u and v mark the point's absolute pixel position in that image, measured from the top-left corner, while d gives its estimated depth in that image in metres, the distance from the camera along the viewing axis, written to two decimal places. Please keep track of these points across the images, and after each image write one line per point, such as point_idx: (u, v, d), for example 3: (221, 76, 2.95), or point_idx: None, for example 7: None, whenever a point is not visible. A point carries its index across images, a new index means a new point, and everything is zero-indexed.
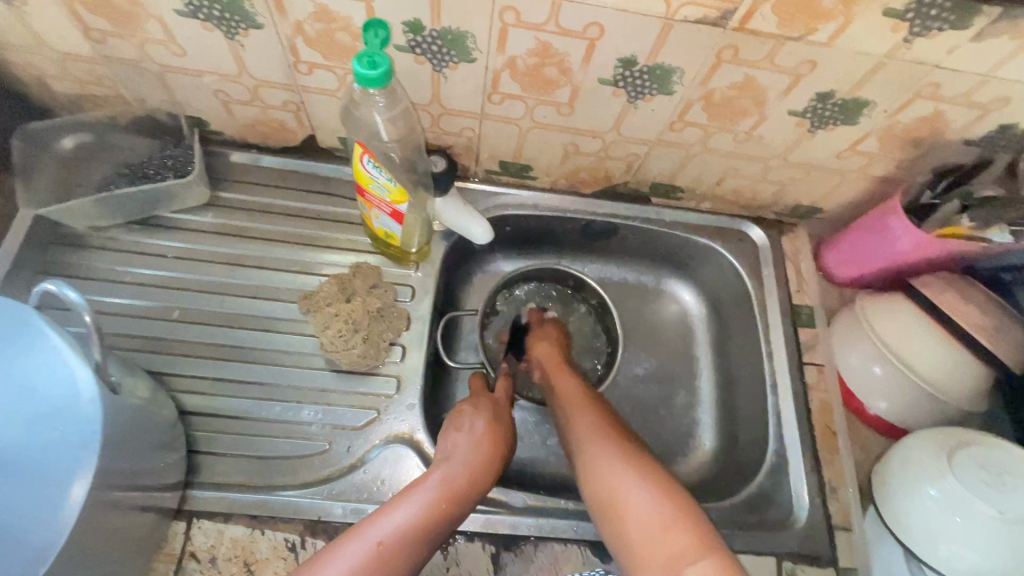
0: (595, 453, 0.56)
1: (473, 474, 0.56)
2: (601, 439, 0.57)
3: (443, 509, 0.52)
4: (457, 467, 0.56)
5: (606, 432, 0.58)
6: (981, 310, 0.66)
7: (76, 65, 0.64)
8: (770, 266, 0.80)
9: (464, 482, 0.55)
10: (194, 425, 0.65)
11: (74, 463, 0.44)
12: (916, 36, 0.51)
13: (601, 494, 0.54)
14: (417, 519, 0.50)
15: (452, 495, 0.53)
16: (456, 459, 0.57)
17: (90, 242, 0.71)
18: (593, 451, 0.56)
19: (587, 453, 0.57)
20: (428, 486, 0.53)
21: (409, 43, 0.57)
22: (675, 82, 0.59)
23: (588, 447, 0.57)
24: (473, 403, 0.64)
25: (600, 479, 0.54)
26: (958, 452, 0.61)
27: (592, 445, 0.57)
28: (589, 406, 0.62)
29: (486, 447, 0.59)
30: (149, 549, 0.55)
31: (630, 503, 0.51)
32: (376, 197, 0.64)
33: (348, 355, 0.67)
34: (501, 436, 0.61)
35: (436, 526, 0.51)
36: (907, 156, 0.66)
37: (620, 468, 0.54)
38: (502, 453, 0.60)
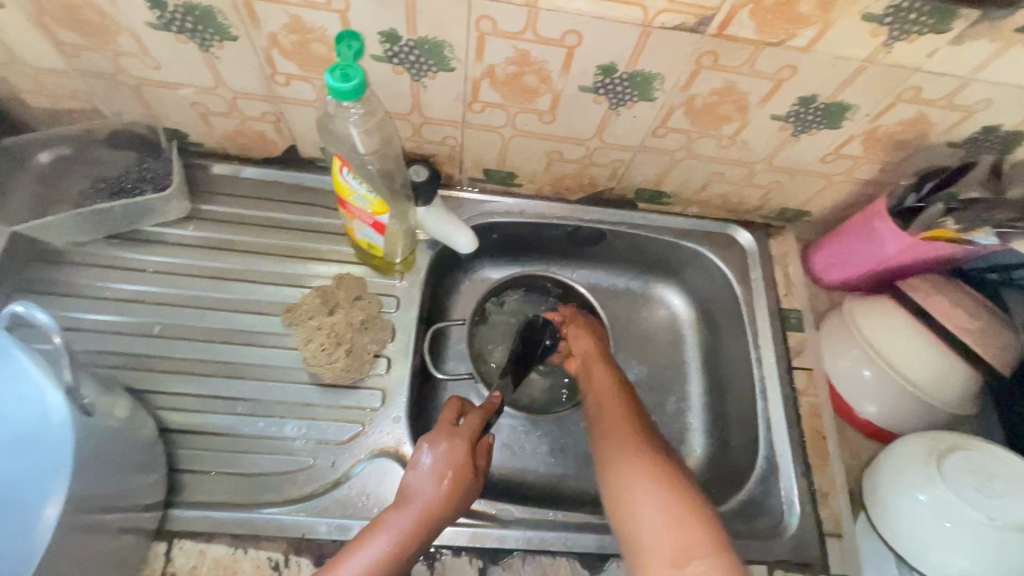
0: (618, 446, 0.58)
1: (428, 521, 0.55)
2: (626, 434, 0.60)
3: (394, 558, 0.52)
4: (410, 510, 0.55)
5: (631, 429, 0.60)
6: (970, 312, 0.66)
7: (50, 79, 0.63)
8: (757, 270, 0.80)
9: (410, 533, 0.53)
10: (177, 443, 0.64)
11: (43, 488, 0.43)
12: (896, 40, 0.50)
13: (616, 482, 0.55)
14: (378, 561, 0.51)
15: (402, 545, 0.52)
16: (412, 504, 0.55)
17: (69, 258, 0.70)
18: (620, 445, 0.59)
19: (611, 442, 0.60)
20: (381, 535, 0.53)
21: (386, 53, 0.56)
22: (656, 88, 0.58)
23: (615, 436, 0.60)
24: (433, 443, 0.60)
25: (620, 469, 0.56)
26: (949, 456, 0.60)
27: (617, 437, 0.60)
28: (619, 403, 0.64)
29: (435, 496, 0.56)
30: (129, 571, 0.54)
31: (642, 493, 0.53)
32: (357, 208, 0.64)
33: (326, 366, 0.66)
34: (455, 482, 0.57)
35: (396, 565, 0.52)
36: (891, 159, 0.66)
37: (642, 463, 0.55)
38: (454, 498, 0.57)
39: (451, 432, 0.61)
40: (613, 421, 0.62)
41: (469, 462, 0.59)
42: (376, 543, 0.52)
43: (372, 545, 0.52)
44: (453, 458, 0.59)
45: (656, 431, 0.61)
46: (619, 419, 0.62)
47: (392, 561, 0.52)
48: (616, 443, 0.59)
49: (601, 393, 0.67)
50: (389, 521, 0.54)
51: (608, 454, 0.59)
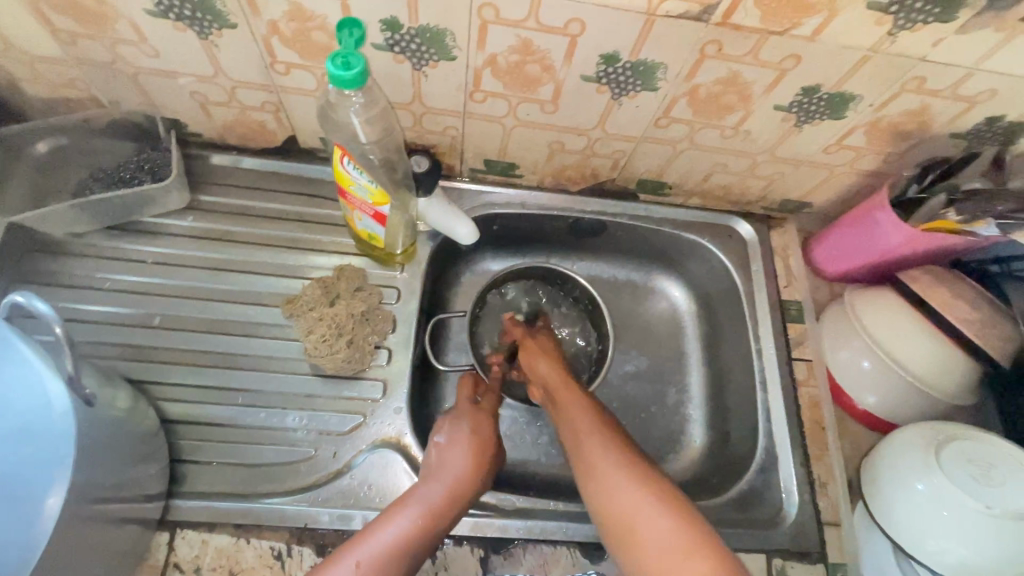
0: (610, 483, 0.54)
1: (462, 489, 0.57)
2: (614, 467, 0.55)
3: (432, 522, 0.53)
4: (442, 480, 0.56)
5: (619, 458, 0.56)
6: (970, 303, 0.66)
7: (47, 67, 0.63)
8: (758, 262, 0.80)
9: (445, 500, 0.55)
10: (178, 434, 0.64)
11: (47, 479, 0.43)
12: (901, 29, 0.50)
13: (620, 523, 0.52)
14: (408, 532, 0.52)
15: (440, 508, 0.54)
16: (445, 471, 0.57)
17: (67, 249, 0.70)
18: (611, 480, 0.54)
19: (600, 479, 0.55)
20: (417, 499, 0.54)
21: (387, 41, 0.56)
22: (659, 78, 0.58)
23: (602, 472, 0.55)
24: (452, 418, 0.63)
25: (618, 508, 0.53)
26: (948, 446, 0.61)
27: (604, 474, 0.55)
28: (598, 431, 0.59)
29: (467, 465, 0.58)
30: (132, 560, 0.55)
31: (650, 538, 0.50)
32: (358, 199, 0.64)
33: (331, 356, 0.66)
34: (483, 452, 0.60)
35: (426, 539, 0.53)
36: (894, 150, 0.65)
37: (641, 501, 0.52)
38: (483, 467, 0.59)
39: (470, 408, 0.65)
40: (594, 453, 0.57)
41: (490, 434, 0.62)
42: (414, 508, 0.54)
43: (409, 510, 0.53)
44: (480, 429, 0.62)
45: (639, 452, 0.57)
46: (601, 451, 0.57)
47: (429, 529, 0.53)
48: (605, 480, 0.55)
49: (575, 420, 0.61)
50: (423, 488, 0.56)
51: (601, 494, 0.55)
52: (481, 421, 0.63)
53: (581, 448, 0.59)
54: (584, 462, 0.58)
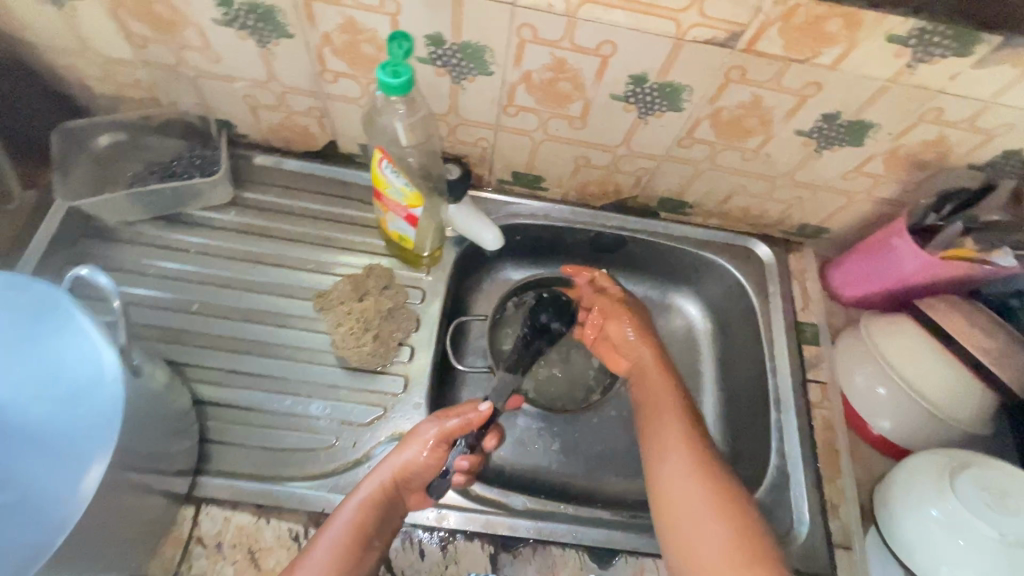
0: (681, 475, 0.58)
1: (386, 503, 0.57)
2: (687, 461, 0.59)
3: (354, 542, 0.54)
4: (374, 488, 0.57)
5: (694, 454, 0.59)
6: (987, 332, 0.67)
7: (117, 68, 0.68)
8: (775, 283, 0.81)
9: (368, 515, 0.56)
10: (208, 415, 0.67)
11: (98, 439, 0.45)
12: (919, 61, 0.52)
13: (675, 514, 0.56)
14: (365, 510, 0.56)
15: (372, 514, 0.56)
16: (373, 480, 0.58)
17: (119, 235, 0.75)
18: (682, 484, 0.57)
19: (667, 467, 0.59)
20: (349, 510, 0.56)
21: (430, 55, 0.60)
22: (684, 99, 0.61)
23: (671, 469, 0.59)
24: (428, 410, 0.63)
25: (682, 509, 0.56)
26: (962, 472, 0.61)
27: (673, 465, 0.59)
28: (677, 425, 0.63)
29: (396, 474, 0.58)
30: (157, 532, 0.57)
31: (701, 528, 0.54)
32: (392, 200, 0.67)
33: (348, 344, 0.69)
34: (416, 464, 0.59)
35: (382, 517, 0.56)
36: (912, 179, 0.67)
37: (707, 515, 0.55)
38: (412, 475, 0.59)
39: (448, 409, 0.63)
40: (671, 455, 0.60)
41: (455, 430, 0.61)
42: (340, 526, 0.55)
43: (338, 528, 0.54)
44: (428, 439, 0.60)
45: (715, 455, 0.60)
46: (681, 454, 0.60)
47: (352, 546, 0.53)
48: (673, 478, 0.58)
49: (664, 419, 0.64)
50: (353, 499, 0.56)
51: (662, 483, 0.59)
52: (442, 436, 0.60)
53: (658, 435, 0.63)
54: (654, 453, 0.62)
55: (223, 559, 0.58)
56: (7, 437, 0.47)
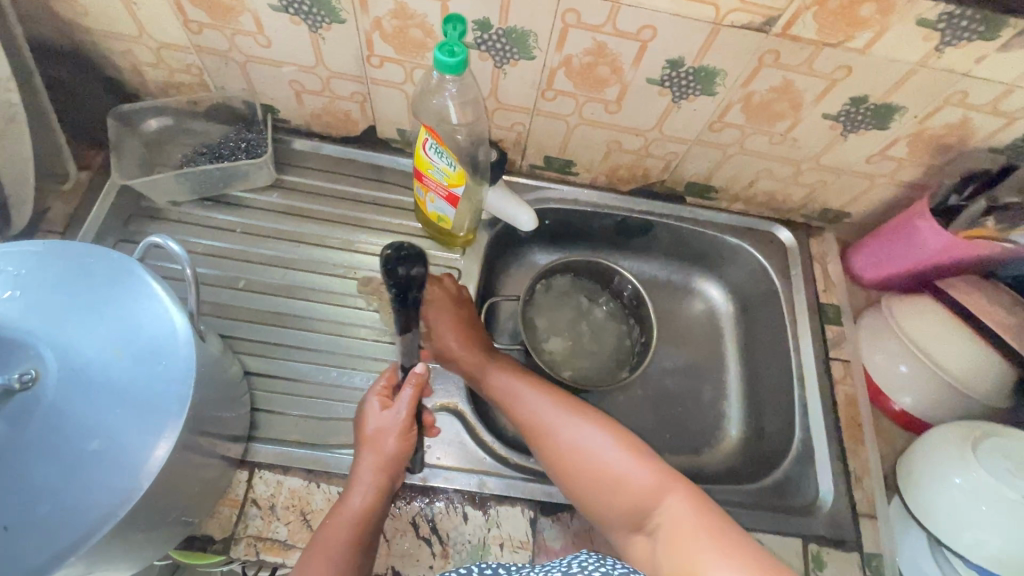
0: (560, 431, 0.62)
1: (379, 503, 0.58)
2: (561, 413, 0.63)
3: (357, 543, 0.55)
4: (361, 492, 0.57)
5: (564, 405, 0.64)
6: (1007, 309, 0.69)
7: (170, 53, 0.71)
8: (798, 266, 0.84)
9: (365, 517, 0.56)
10: (256, 385, 0.69)
11: (175, 391, 0.49)
12: (947, 45, 0.55)
13: (581, 470, 0.59)
14: (353, 529, 0.55)
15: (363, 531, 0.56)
16: (359, 488, 0.58)
17: (167, 215, 0.78)
18: (567, 431, 0.61)
19: (548, 429, 0.62)
20: (343, 516, 0.56)
21: (476, 40, 0.63)
22: (717, 83, 0.64)
23: (552, 428, 0.62)
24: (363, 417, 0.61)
25: (578, 462, 0.59)
26: (984, 441, 0.63)
27: (550, 424, 0.62)
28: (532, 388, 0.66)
29: (379, 475, 0.58)
30: (215, 493, 0.59)
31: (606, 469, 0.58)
32: (434, 180, 0.69)
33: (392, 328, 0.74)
34: (396, 459, 0.59)
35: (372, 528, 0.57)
36: (934, 162, 0.70)
37: (602, 456, 0.59)
38: (395, 470, 0.59)
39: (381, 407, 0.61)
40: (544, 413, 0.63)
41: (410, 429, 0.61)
42: (338, 532, 0.55)
43: (336, 534, 0.55)
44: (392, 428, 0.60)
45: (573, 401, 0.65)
46: (561, 416, 0.63)
47: (355, 548, 0.54)
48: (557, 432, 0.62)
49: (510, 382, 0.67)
50: (345, 506, 0.57)
51: (553, 446, 0.61)
52: (401, 437, 0.60)
53: (514, 401, 0.66)
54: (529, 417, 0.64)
55: (277, 520, 0.61)
56: (69, 388, 0.47)
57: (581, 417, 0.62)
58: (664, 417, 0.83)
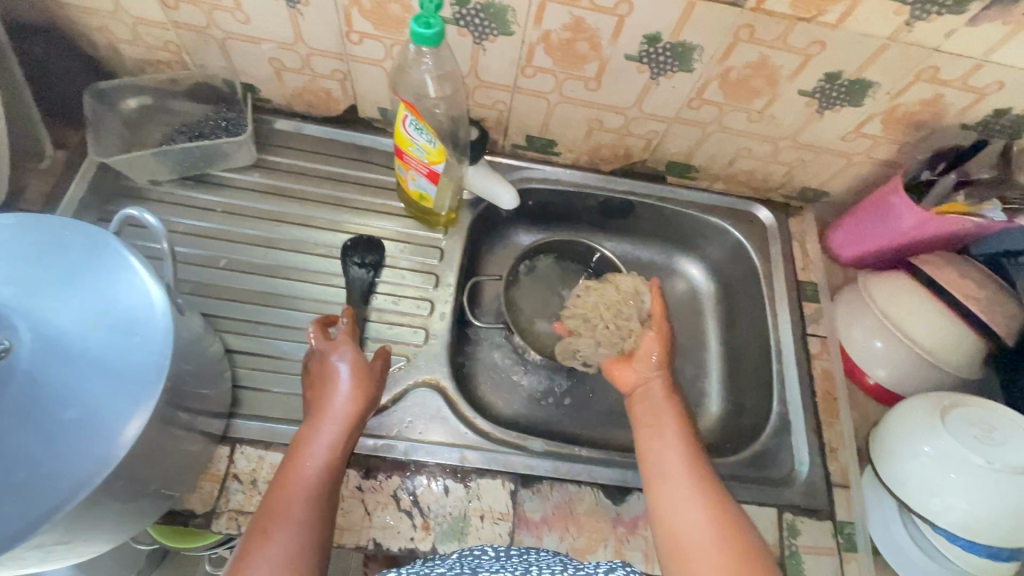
0: (688, 515, 0.54)
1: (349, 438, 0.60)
2: (698, 497, 0.55)
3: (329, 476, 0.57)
4: (333, 427, 0.59)
5: (709, 492, 0.56)
6: (977, 283, 0.71)
7: (147, 30, 0.70)
8: (777, 245, 0.85)
9: (335, 452, 0.58)
10: (238, 363, 0.69)
11: (151, 363, 0.49)
12: (917, 19, 0.56)
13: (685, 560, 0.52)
14: (320, 467, 0.57)
15: (331, 465, 0.58)
16: (328, 424, 0.60)
17: (147, 195, 0.77)
18: (689, 516, 0.54)
19: (672, 504, 0.56)
20: (315, 453, 0.58)
21: (454, 15, 0.63)
22: (695, 59, 0.64)
23: (676, 506, 0.55)
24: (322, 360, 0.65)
25: (687, 547, 0.53)
26: (952, 411, 0.65)
27: (678, 501, 0.56)
28: (684, 461, 0.59)
29: (350, 411, 0.61)
30: (197, 468, 0.60)
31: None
32: (415, 158, 0.69)
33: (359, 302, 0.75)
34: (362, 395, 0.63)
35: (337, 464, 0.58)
36: (908, 139, 0.71)
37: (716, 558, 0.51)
38: (365, 408, 0.62)
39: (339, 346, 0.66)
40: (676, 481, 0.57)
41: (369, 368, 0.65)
42: (310, 466, 0.57)
43: (305, 471, 0.56)
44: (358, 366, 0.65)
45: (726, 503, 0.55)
46: (694, 499, 0.55)
47: (325, 480, 0.56)
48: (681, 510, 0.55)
49: (666, 439, 0.62)
50: (317, 441, 0.58)
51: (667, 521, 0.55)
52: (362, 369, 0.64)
53: (660, 463, 0.59)
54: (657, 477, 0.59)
55: (259, 494, 0.61)
56: (47, 359, 0.47)
57: (719, 511, 0.54)
58: None
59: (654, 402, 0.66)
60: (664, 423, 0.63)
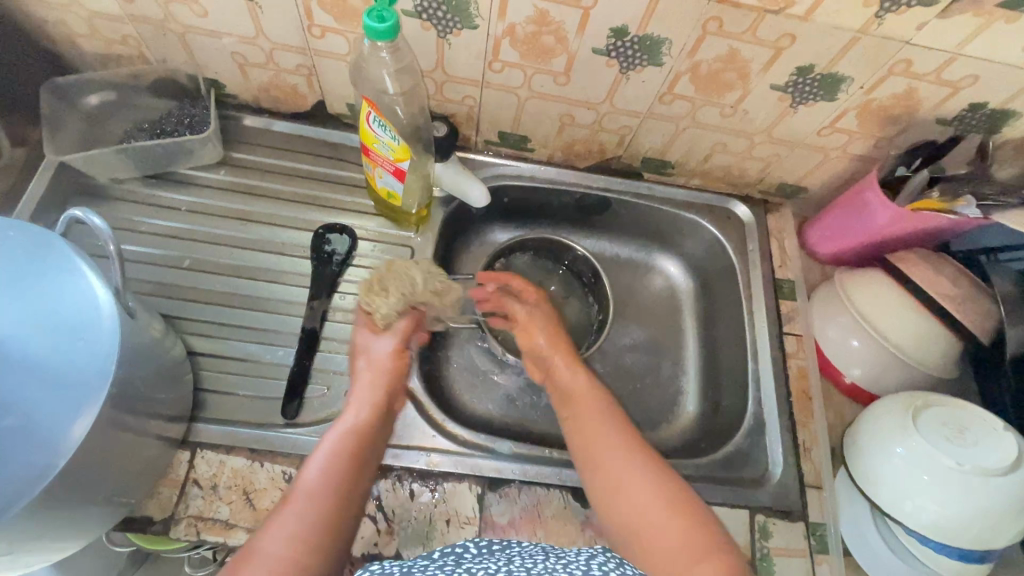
0: (623, 482, 0.60)
1: (375, 427, 0.63)
2: (627, 463, 0.61)
3: (353, 452, 0.59)
4: (359, 416, 0.63)
5: (634, 457, 0.62)
6: (952, 280, 0.70)
7: (103, 23, 0.68)
8: (754, 242, 0.84)
9: (367, 428, 0.62)
10: (202, 366, 0.68)
11: (97, 368, 0.48)
12: (887, 11, 0.55)
13: (638, 528, 0.57)
14: (342, 445, 0.60)
15: (358, 440, 0.61)
16: (353, 405, 0.64)
17: (110, 194, 0.76)
18: (627, 488, 0.59)
19: (607, 476, 0.61)
20: (342, 429, 0.61)
21: (416, 8, 0.61)
22: (664, 53, 0.63)
23: (616, 477, 0.60)
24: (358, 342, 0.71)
25: (633, 517, 0.58)
26: (925, 411, 0.64)
27: (615, 470, 0.61)
28: (613, 432, 0.64)
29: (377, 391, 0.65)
30: (154, 473, 0.58)
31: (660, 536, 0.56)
32: (380, 155, 0.68)
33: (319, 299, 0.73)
34: (388, 389, 0.66)
35: (363, 443, 0.61)
36: (883, 134, 0.70)
37: (658, 512, 0.57)
38: (389, 389, 0.67)
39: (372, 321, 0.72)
40: (610, 459, 0.62)
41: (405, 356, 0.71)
42: (333, 441, 0.60)
43: (332, 448, 0.59)
44: (387, 362, 0.69)
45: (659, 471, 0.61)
46: (625, 466, 0.61)
47: (351, 457, 0.59)
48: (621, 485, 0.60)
49: (591, 415, 0.67)
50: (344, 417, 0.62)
51: (608, 492, 0.60)
52: (395, 348, 0.70)
53: (591, 441, 0.64)
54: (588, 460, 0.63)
55: (219, 500, 0.60)
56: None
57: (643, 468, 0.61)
58: (621, 393, 0.83)
59: (577, 391, 0.70)
60: (583, 398, 0.69)
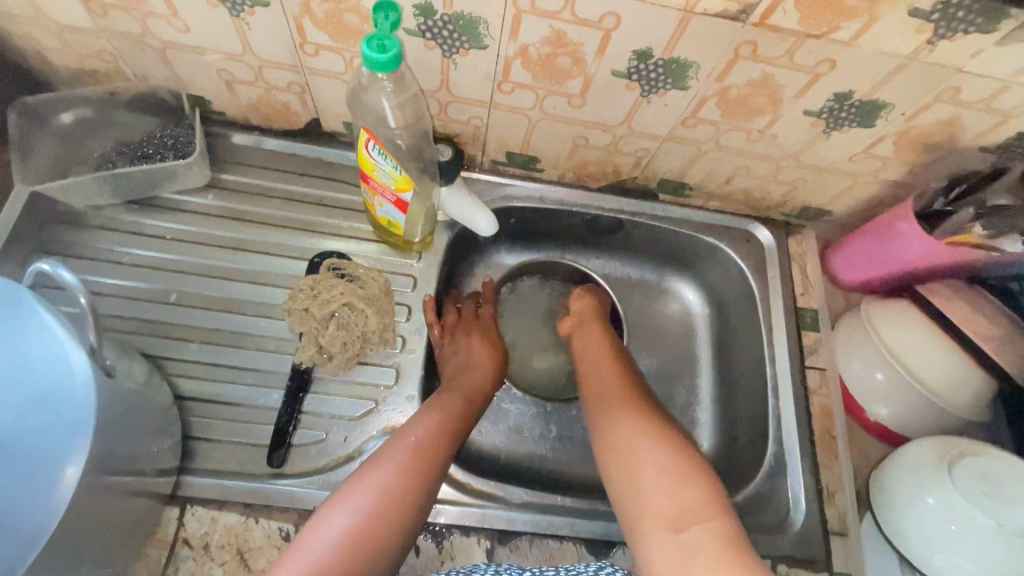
0: (616, 411, 0.61)
1: (402, 507, 0.52)
2: (622, 397, 0.63)
3: (368, 539, 0.49)
4: (388, 482, 0.53)
5: (631, 393, 0.63)
6: (987, 318, 0.66)
7: (75, 38, 0.63)
8: (775, 268, 0.79)
9: (393, 509, 0.52)
10: (191, 411, 0.64)
11: (69, 446, 0.43)
12: (940, 38, 0.50)
13: (621, 455, 0.56)
14: (355, 525, 0.50)
15: (376, 527, 0.50)
16: (382, 476, 0.53)
17: (87, 221, 0.70)
18: (618, 416, 0.60)
19: (606, 408, 0.63)
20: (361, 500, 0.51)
21: (419, 27, 0.55)
22: (690, 76, 0.57)
23: (611, 410, 0.62)
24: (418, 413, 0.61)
25: (616, 443, 0.58)
26: (960, 462, 0.60)
27: (613, 403, 0.62)
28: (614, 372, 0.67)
29: (414, 458, 0.56)
30: (141, 534, 0.55)
31: (645, 457, 0.54)
32: (381, 184, 0.63)
33: (306, 333, 0.67)
34: (428, 464, 0.56)
35: (381, 529, 0.50)
36: (920, 161, 0.65)
37: (641, 437, 0.56)
38: (429, 461, 0.56)
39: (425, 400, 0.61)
40: (615, 402, 0.63)
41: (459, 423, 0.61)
42: (347, 517, 0.50)
43: (345, 526, 0.49)
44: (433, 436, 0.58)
45: (658, 407, 0.61)
46: (621, 398, 0.63)
47: (364, 542, 0.49)
48: (616, 418, 0.60)
49: (596, 356, 0.70)
50: (366, 484, 0.53)
51: (603, 420, 0.61)
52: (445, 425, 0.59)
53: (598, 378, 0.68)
54: (597, 404, 0.64)
55: (211, 561, 0.56)
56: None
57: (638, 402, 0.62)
58: None
59: (588, 347, 0.72)
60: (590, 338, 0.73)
